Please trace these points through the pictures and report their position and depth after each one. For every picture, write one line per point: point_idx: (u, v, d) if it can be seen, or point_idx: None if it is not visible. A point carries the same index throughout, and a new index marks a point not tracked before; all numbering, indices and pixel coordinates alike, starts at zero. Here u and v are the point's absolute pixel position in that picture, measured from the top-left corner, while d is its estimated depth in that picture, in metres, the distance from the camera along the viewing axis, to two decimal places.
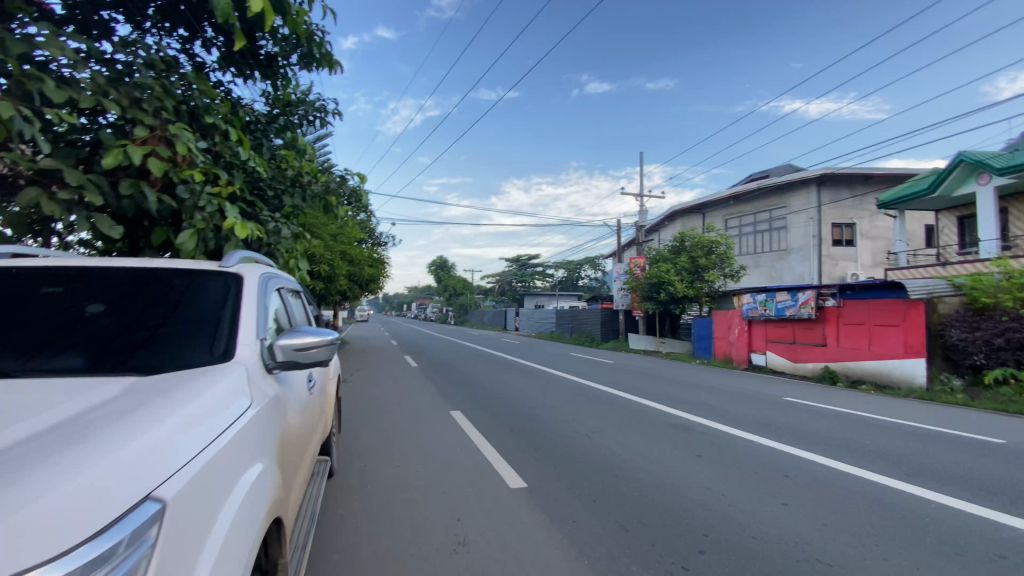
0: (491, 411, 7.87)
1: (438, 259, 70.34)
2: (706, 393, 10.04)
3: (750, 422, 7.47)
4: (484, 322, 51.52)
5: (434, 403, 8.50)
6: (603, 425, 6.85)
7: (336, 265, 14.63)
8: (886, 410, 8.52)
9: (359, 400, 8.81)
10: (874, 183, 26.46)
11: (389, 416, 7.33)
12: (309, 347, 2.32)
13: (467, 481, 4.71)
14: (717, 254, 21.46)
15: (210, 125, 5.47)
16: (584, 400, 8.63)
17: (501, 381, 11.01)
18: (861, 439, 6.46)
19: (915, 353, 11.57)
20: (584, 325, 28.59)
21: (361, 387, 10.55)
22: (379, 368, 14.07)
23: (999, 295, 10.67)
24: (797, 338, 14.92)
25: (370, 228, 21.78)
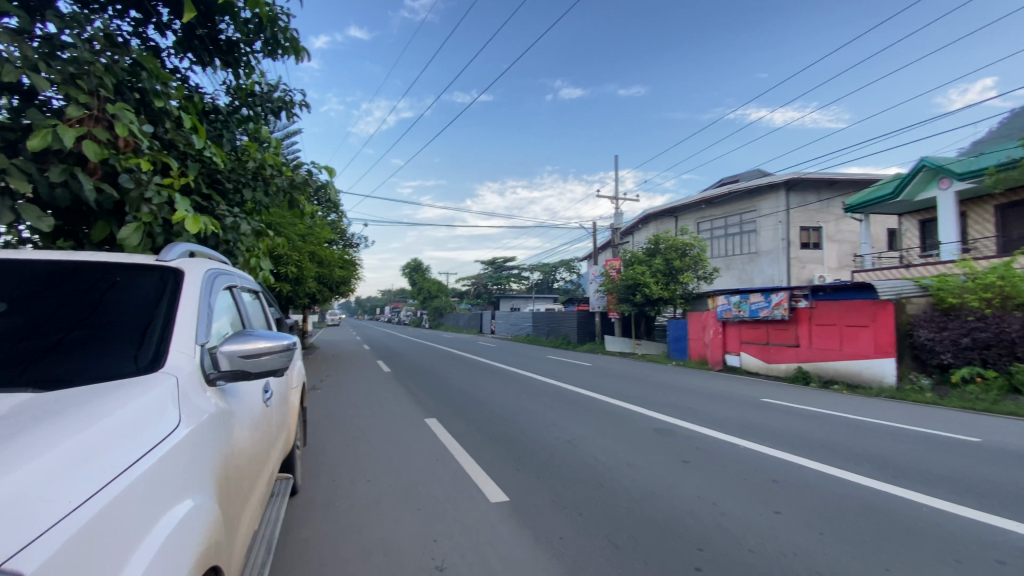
0: (468, 418, 7.54)
1: (413, 261, 69.40)
2: (686, 395, 9.93)
3: (732, 425, 7.36)
4: (459, 325, 50.97)
5: (408, 411, 8.12)
6: (585, 431, 6.62)
7: (304, 265, 14.01)
8: (862, 410, 8.57)
9: (328, 409, 8.35)
10: (839, 188, 27.24)
11: (360, 426, 6.93)
12: (259, 354, 1.99)
13: (444, 496, 4.40)
14: (691, 256, 21.63)
15: (161, 112, 5.04)
16: (564, 404, 8.38)
17: (478, 385, 10.68)
18: (844, 441, 6.40)
19: (886, 353, 11.77)
20: (560, 327, 28.47)
21: (330, 394, 10.06)
22: (351, 373, 13.53)
23: (964, 295, 10.95)
24: (770, 339, 15.06)
25: (341, 229, 21.12)
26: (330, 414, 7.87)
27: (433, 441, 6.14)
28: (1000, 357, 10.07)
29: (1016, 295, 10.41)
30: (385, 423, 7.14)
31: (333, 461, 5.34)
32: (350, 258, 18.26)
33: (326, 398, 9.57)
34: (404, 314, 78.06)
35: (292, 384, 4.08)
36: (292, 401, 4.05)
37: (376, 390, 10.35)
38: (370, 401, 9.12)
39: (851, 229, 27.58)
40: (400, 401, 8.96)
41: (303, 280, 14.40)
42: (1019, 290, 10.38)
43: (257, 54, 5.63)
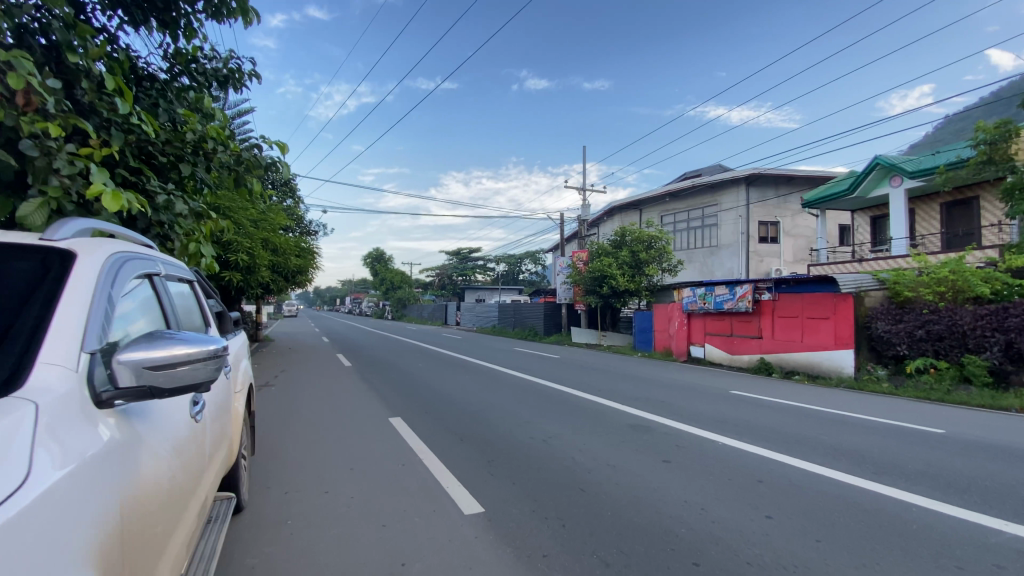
0: (436, 416, 7.11)
1: (375, 251, 67.72)
2: (656, 388, 9.80)
3: (705, 418, 7.23)
4: (423, 317, 50.13)
5: (371, 409, 7.61)
6: (559, 429, 6.32)
7: (257, 253, 13.07)
8: (826, 402, 8.69)
9: (283, 408, 7.73)
10: (796, 184, 28.07)
11: (317, 427, 6.39)
12: (173, 364, 1.57)
13: (413, 508, 3.98)
14: (656, 249, 21.68)
15: (77, 69, 4.35)
16: (535, 399, 8.06)
17: (444, 380, 10.22)
18: (817, 434, 6.35)
19: (845, 344, 12.05)
20: (527, 319, 28.30)
21: (286, 392, 9.37)
22: (308, 368, 12.78)
23: (919, 289, 11.31)
24: (734, 330, 15.24)
25: (297, 216, 20.07)
26: (285, 414, 7.27)
27: (398, 443, 5.68)
28: (951, 348, 10.40)
29: (967, 289, 10.74)
30: (345, 423, 6.61)
31: (287, 470, 4.82)
32: (307, 246, 17.31)
33: (281, 396, 8.91)
34: (366, 305, 76.24)
35: (235, 388, 3.59)
36: (235, 407, 3.57)
37: (336, 387, 9.74)
38: (329, 398, 8.52)
39: (806, 223, 28.52)
40: (361, 399, 8.41)
41: (255, 270, 13.47)
42: (970, 285, 10.69)
43: (198, 16, 4.91)
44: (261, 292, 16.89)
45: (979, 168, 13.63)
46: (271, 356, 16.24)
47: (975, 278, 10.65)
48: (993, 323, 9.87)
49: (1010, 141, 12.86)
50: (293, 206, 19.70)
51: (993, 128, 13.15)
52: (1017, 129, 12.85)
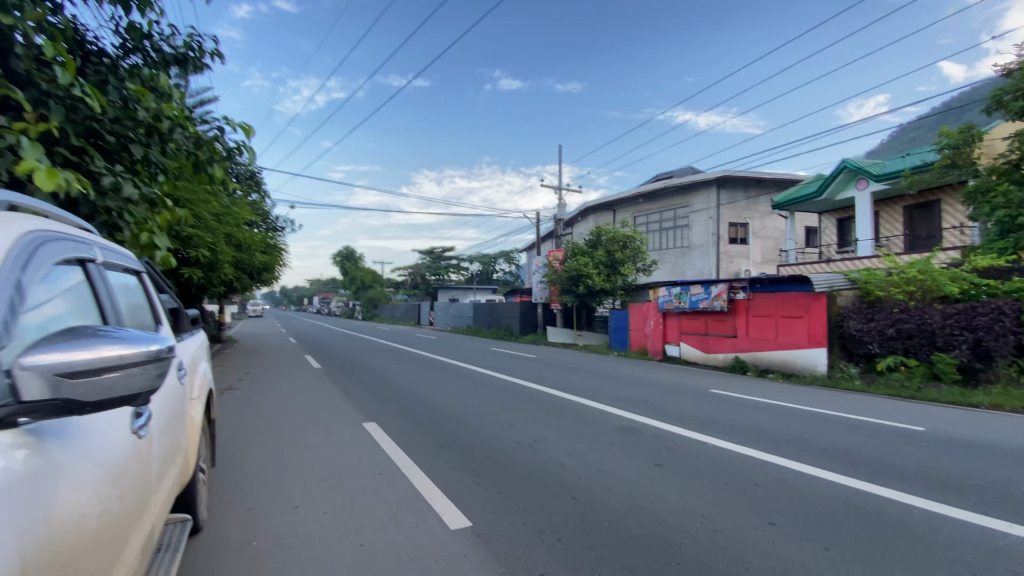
0: (413, 420, 6.73)
1: (345, 249, 66.17)
2: (637, 387, 9.65)
3: (690, 419, 7.08)
4: (395, 317, 49.23)
5: (342, 414, 7.16)
6: (544, 432, 6.04)
7: (219, 248, 12.37)
8: (805, 400, 8.71)
9: (247, 414, 7.19)
10: (765, 186, 28.71)
11: (284, 435, 5.92)
12: (99, 371, 1.26)
13: (393, 525, 3.63)
14: (631, 249, 21.72)
15: (8, 31, 3.82)
16: (516, 401, 7.77)
17: (419, 382, 9.82)
18: (803, 434, 6.27)
19: (818, 343, 12.22)
20: (502, 319, 28.02)
21: (249, 396, 8.79)
22: (274, 370, 12.12)
23: (889, 288, 11.56)
24: (709, 329, 15.31)
25: (263, 211, 19.23)
26: (248, 421, 6.76)
27: (373, 451, 5.29)
28: (921, 346, 10.65)
29: (936, 288, 11.00)
30: (314, 430, 6.16)
31: (250, 483, 4.37)
32: (274, 243, 16.60)
33: (244, 401, 8.33)
34: (335, 305, 74.45)
35: (192, 394, 3.21)
36: (192, 415, 3.19)
37: (304, 390, 9.21)
38: (297, 402, 8.01)
39: (774, 225, 29.19)
40: (331, 403, 7.93)
41: (218, 266, 12.75)
42: (938, 285, 10.97)
43: None
44: (225, 290, 16.10)
45: (943, 171, 14.34)
46: (234, 357, 15.42)
47: (943, 278, 10.91)
48: (961, 322, 10.13)
49: (974, 145, 13.65)
50: (259, 201, 18.89)
51: (956, 133, 13.94)
52: (978, 135, 13.68)
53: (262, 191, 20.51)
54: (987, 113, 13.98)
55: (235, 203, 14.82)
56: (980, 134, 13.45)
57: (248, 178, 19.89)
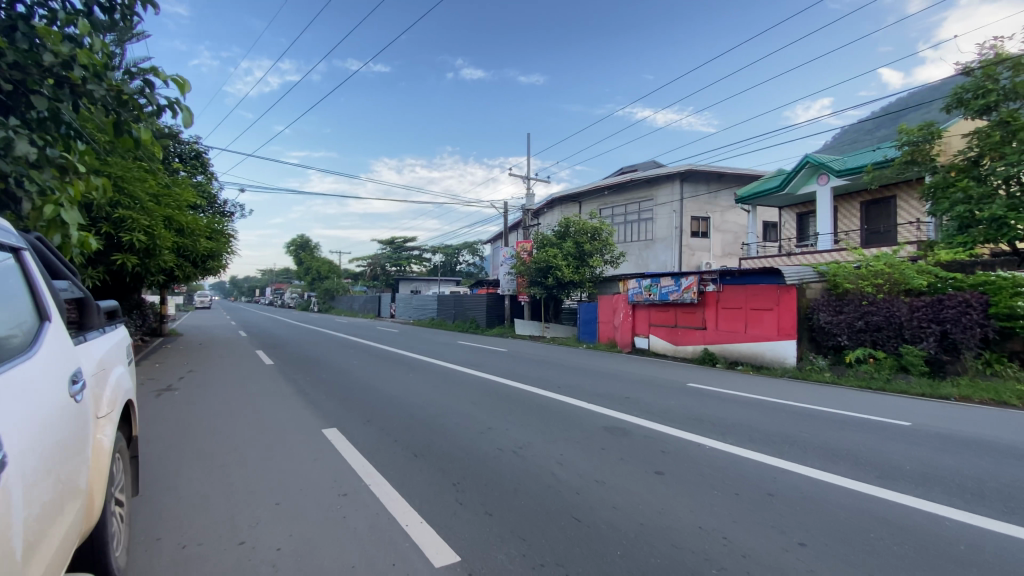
0: (379, 425, 6.00)
1: (300, 239, 63.47)
2: (613, 380, 9.22)
3: (677, 414, 6.66)
4: (355, 309, 47.51)
5: (297, 418, 6.34)
6: (528, 436, 5.47)
7: (156, 232, 11.06)
8: (784, 394, 8.59)
9: (185, 420, 6.27)
10: (726, 181, 29.12)
11: (230, 447, 5.11)
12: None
13: (365, 564, 2.98)
14: (599, 240, 21.48)
15: None
16: (491, 400, 7.15)
17: (382, 379, 9.04)
18: (797, 432, 5.97)
19: (788, 335, 12.17)
20: (467, 311, 27.31)
21: (190, 397, 7.79)
22: (220, 367, 11.02)
23: (858, 281, 11.74)
24: (678, 321, 15.10)
25: (209, 194, 17.73)
26: (186, 429, 5.85)
27: (336, 465, 4.58)
28: (889, 339, 10.89)
29: (903, 281, 11.21)
30: (266, 439, 5.35)
31: (185, 515, 3.58)
32: (221, 229, 15.24)
33: (184, 403, 7.35)
34: (289, 297, 71.34)
35: (99, 412, 2.46)
36: (99, 438, 2.44)
37: (253, 388, 8.26)
38: (245, 404, 7.12)
39: (734, 219, 29.71)
40: (284, 404, 7.06)
41: (156, 254, 11.45)
42: (907, 278, 11.17)
43: None
44: (166, 281, 14.67)
45: (903, 168, 15.05)
46: (176, 353, 14.05)
47: (911, 272, 11.14)
48: (928, 315, 10.40)
49: (933, 142, 14.38)
50: (204, 183, 17.38)
51: (916, 130, 14.65)
52: (937, 132, 14.43)
53: (208, 172, 18.92)
54: (947, 110, 14.59)
55: (175, 182, 13.46)
56: (938, 132, 14.20)
57: (192, 157, 18.29)
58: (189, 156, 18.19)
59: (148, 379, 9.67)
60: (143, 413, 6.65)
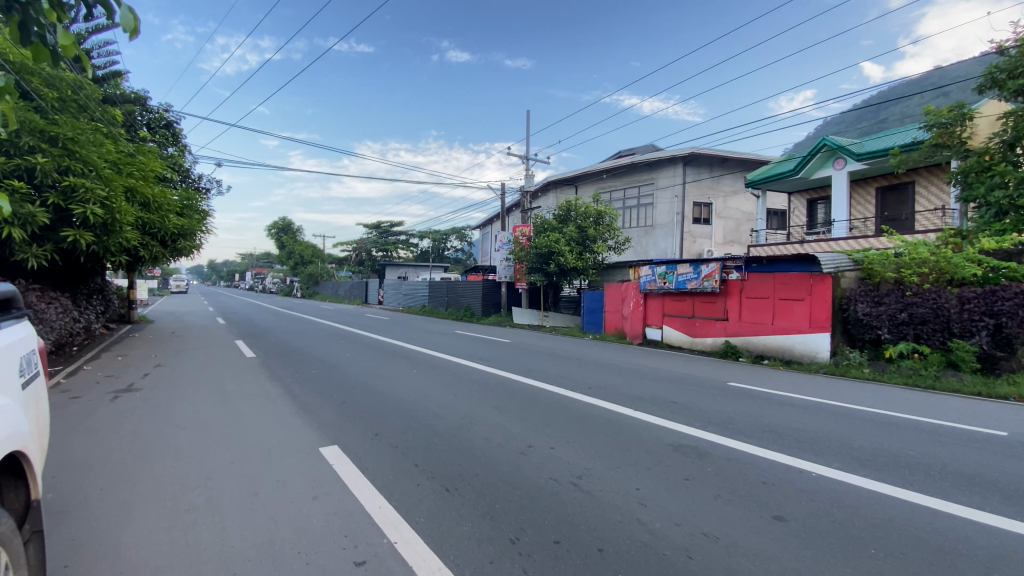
0: (391, 441, 4.83)
1: (281, 220, 61.23)
2: (647, 379, 8.13)
3: (746, 425, 5.57)
4: (340, 295, 45.89)
5: (287, 432, 5.13)
6: (583, 459, 4.35)
7: (114, 205, 9.56)
8: (841, 396, 7.65)
9: (146, 436, 5.02)
10: (729, 165, 28.14)
11: (201, 482, 3.89)
12: None
13: None
14: (604, 224, 20.35)
15: None
16: (519, 407, 6.01)
17: (383, 378, 7.84)
18: (899, 451, 4.94)
19: (821, 327, 11.26)
20: (461, 299, 26.06)
21: (153, 401, 6.48)
22: (194, 361, 9.68)
23: (899, 271, 10.85)
24: (696, 312, 14.10)
25: (181, 167, 16.11)
26: (144, 451, 4.61)
27: (345, 508, 3.42)
28: (934, 333, 9.98)
29: (949, 270, 10.31)
30: (250, 467, 4.16)
31: None
32: (194, 204, 13.68)
33: (146, 410, 6.06)
34: (270, 282, 69.13)
35: None
36: None
37: (232, 389, 6.98)
38: (220, 411, 5.86)
39: (736, 206, 28.80)
40: (269, 412, 5.82)
41: (117, 230, 9.98)
42: (953, 267, 10.25)
43: None
44: (130, 263, 13.05)
45: (931, 151, 14.18)
46: (144, 344, 12.58)
47: (958, 260, 10.20)
48: (980, 307, 9.48)
49: (963, 124, 13.55)
50: (175, 155, 15.70)
51: (945, 112, 13.79)
52: (969, 113, 13.54)
53: (180, 144, 17.22)
54: (979, 91, 13.72)
55: (137, 150, 11.91)
56: (969, 113, 13.35)
57: (162, 127, 16.57)
58: (157, 125, 16.42)
59: (108, 375, 8.32)
60: (91, 426, 5.39)
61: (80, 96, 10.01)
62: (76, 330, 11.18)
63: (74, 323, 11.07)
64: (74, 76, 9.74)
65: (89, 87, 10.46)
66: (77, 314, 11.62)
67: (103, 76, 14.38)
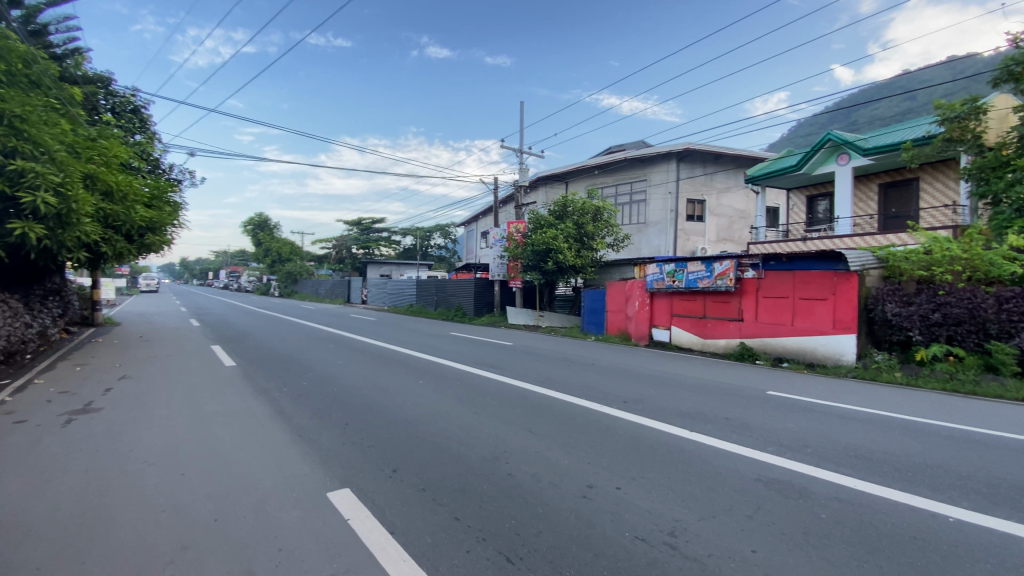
0: (417, 482, 3.89)
1: (256, 216, 58.99)
2: (681, 389, 7.30)
3: (827, 451, 4.78)
4: (320, 294, 44.26)
5: (285, 467, 4.15)
6: (664, 504, 3.51)
7: (70, 191, 8.36)
8: (893, 407, 6.97)
9: (103, 479, 3.95)
10: (723, 161, 27.63)
11: (177, 555, 2.90)
12: None
13: None
14: (602, 220, 19.56)
15: None
16: (556, 430, 5.11)
17: (386, 392, 6.82)
18: (1014, 480, 4.23)
19: (846, 328, 10.65)
20: (451, 298, 25.00)
21: (114, 426, 5.36)
22: (166, 372, 8.50)
23: (929, 268, 10.35)
24: (707, 312, 13.42)
25: (148, 156, 14.75)
26: (102, 502, 3.58)
27: None
28: (969, 334, 9.50)
29: (984, 268, 9.88)
30: (243, 530, 3.17)
31: None
32: (165, 195, 12.37)
33: (105, 438, 4.95)
34: (246, 280, 66.73)
35: None
36: None
37: (210, 409, 5.89)
38: (197, 440, 4.80)
39: (730, 203, 28.33)
40: (258, 440, 4.77)
41: (74, 221, 8.74)
42: (988, 264, 9.83)
43: None
44: (90, 260, 11.61)
45: (943, 145, 13.75)
46: (108, 350, 11.27)
47: (993, 258, 9.77)
48: (1019, 307, 9.09)
49: (977, 118, 13.09)
50: (142, 142, 14.28)
51: (956, 105, 13.34)
52: (983, 107, 13.06)
53: (148, 131, 15.80)
54: (995, 84, 13.29)
55: (99, 133, 10.68)
56: (983, 107, 12.87)
57: (128, 112, 15.13)
58: (122, 110, 14.98)
59: (63, 391, 7.12)
60: (33, 464, 4.29)
61: (35, 70, 8.78)
62: (29, 336, 9.85)
63: (26, 329, 9.76)
64: (26, 46, 8.51)
65: (43, 60, 9.18)
66: (30, 318, 10.29)
67: (60, 55, 12.97)
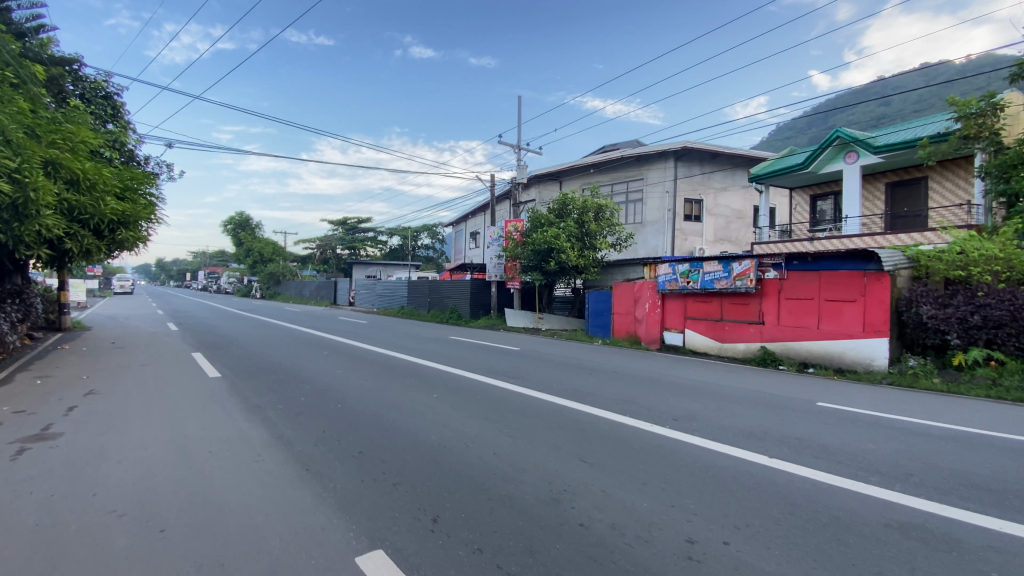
0: (469, 538, 3.05)
1: (237, 215, 57.19)
2: (726, 402, 6.58)
3: (936, 480, 4.08)
4: (304, 296, 42.81)
5: (296, 519, 3.26)
6: (798, 569, 2.72)
7: (29, 177, 7.33)
8: (956, 419, 6.33)
9: (54, 543, 2.99)
10: (720, 160, 27.18)
11: None
12: None
13: None
14: (604, 219, 18.85)
15: None
16: (615, 459, 4.30)
17: (399, 410, 5.94)
18: None
19: (877, 331, 10.07)
20: (445, 300, 24.07)
21: (78, 459, 4.39)
22: (141, 385, 7.47)
23: (964, 268, 9.85)
24: (724, 315, 12.78)
25: (120, 145, 13.55)
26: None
27: None
28: (1009, 338, 9.02)
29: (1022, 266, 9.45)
30: None
31: None
32: (138, 187, 11.22)
33: (65, 476, 3.99)
34: (226, 281, 64.64)
35: None
36: None
37: (197, 435, 4.95)
38: (181, 479, 3.87)
39: (727, 203, 27.92)
40: (257, 480, 3.84)
41: (33, 213, 7.66)
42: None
43: None
44: (53, 258, 10.44)
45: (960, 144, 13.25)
46: (73, 360, 10.10)
47: None
48: None
49: (994, 115, 12.62)
50: (114, 131, 13.13)
51: (971, 103, 12.86)
52: (999, 103, 12.61)
53: (121, 119, 14.57)
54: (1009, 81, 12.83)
55: (63, 117, 9.54)
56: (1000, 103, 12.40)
57: (99, 98, 13.93)
58: (93, 96, 13.77)
59: (18, 411, 6.06)
60: None
61: None
62: None
63: None
64: None
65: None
66: None
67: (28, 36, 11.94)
